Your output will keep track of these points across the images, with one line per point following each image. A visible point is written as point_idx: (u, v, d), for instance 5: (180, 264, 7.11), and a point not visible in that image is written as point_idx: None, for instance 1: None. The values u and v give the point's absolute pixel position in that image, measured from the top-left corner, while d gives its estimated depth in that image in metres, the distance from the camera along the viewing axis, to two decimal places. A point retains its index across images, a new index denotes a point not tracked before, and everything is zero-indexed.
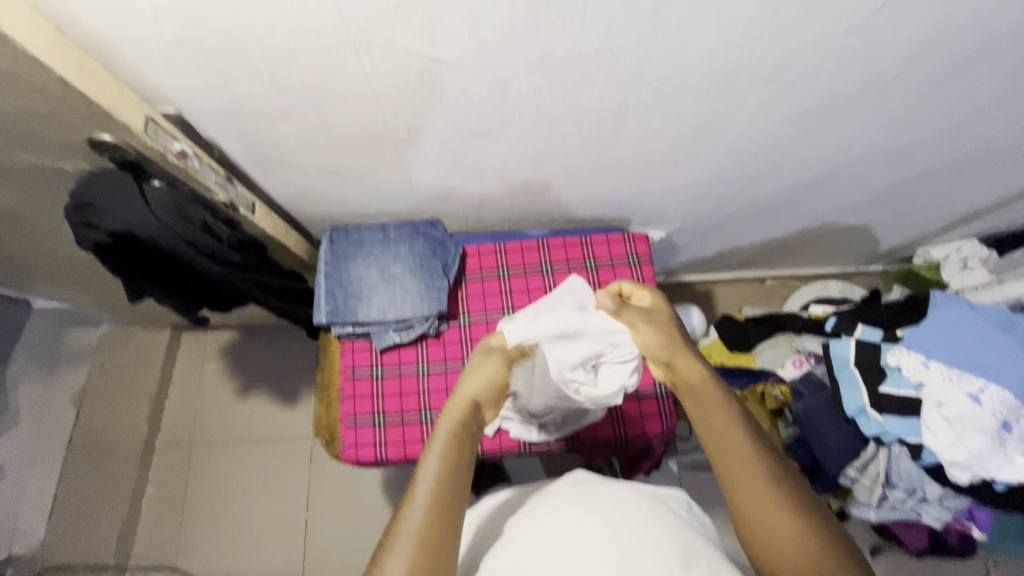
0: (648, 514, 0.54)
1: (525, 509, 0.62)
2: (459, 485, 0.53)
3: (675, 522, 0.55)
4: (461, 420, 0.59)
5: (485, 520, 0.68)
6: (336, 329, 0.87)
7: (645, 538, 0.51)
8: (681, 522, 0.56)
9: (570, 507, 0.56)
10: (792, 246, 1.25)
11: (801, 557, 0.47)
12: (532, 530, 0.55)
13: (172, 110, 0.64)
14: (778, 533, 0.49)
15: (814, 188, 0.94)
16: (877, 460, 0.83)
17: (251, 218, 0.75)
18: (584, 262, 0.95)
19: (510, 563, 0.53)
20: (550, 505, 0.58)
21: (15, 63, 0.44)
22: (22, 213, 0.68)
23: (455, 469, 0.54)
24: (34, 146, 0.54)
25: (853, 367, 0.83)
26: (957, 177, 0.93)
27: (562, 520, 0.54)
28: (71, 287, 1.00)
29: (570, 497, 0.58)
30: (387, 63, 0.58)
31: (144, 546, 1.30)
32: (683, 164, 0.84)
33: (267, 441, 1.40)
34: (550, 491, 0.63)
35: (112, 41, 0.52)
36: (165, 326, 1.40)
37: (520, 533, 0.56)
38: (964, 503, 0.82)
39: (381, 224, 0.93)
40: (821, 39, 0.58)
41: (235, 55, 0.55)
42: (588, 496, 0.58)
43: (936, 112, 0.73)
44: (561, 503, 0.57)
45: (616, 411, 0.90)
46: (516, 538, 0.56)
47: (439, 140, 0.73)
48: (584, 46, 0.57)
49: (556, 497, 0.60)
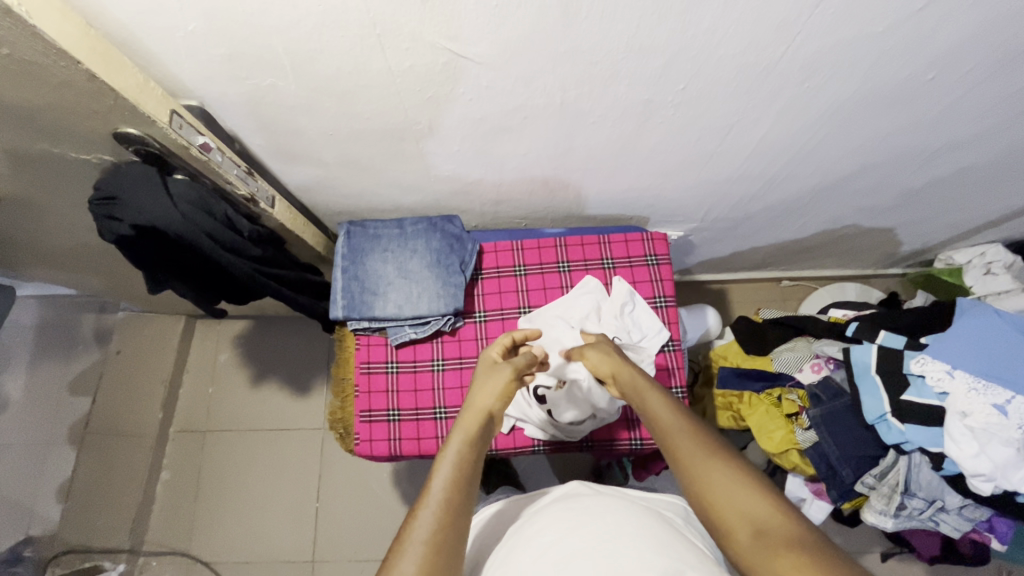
0: (637, 522, 0.54)
1: (517, 525, 0.62)
2: (462, 512, 0.52)
3: (660, 526, 0.55)
4: (472, 434, 0.59)
5: (481, 530, 0.69)
6: (352, 324, 0.87)
7: (631, 542, 0.51)
8: (669, 528, 0.55)
9: (560, 521, 0.56)
10: (810, 248, 1.23)
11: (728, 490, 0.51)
12: (524, 547, 0.55)
13: (195, 103, 0.63)
14: (732, 508, 0.50)
15: (838, 190, 0.92)
16: (897, 469, 0.81)
17: (270, 213, 0.75)
18: (602, 261, 0.94)
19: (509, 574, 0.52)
20: (541, 522, 0.58)
21: (43, 55, 0.44)
22: (43, 204, 0.69)
23: (458, 499, 0.52)
24: (61, 136, 0.55)
25: (875, 374, 0.81)
26: (988, 181, 0.91)
27: (551, 535, 0.54)
28: (89, 273, 1.01)
29: (562, 509, 0.59)
30: (412, 58, 0.57)
31: (158, 531, 1.33)
32: (706, 164, 0.83)
33: (279, 430, 1.41)
34: (541, 507, 0.63)
35: (138, 33, 0.52)
36: (179, 315, 1.41)
37: (516, 548, 0.56)
38: (986, 514, 0.80)
39: (398, 219, 0.93)
40: (856, 39, 0.56)
41: (259, 48, 0.55)
42: (576, 508, 0.58)
43: (971, 114, 0.71)
44: (553, 516, 0.58)
45: (631, 414, 0.89)
46: (514, 552, 0.55)
47: (461, 135, 0.72)
48: (612, 45, 0.56)
49: (546, 512, 0.60)
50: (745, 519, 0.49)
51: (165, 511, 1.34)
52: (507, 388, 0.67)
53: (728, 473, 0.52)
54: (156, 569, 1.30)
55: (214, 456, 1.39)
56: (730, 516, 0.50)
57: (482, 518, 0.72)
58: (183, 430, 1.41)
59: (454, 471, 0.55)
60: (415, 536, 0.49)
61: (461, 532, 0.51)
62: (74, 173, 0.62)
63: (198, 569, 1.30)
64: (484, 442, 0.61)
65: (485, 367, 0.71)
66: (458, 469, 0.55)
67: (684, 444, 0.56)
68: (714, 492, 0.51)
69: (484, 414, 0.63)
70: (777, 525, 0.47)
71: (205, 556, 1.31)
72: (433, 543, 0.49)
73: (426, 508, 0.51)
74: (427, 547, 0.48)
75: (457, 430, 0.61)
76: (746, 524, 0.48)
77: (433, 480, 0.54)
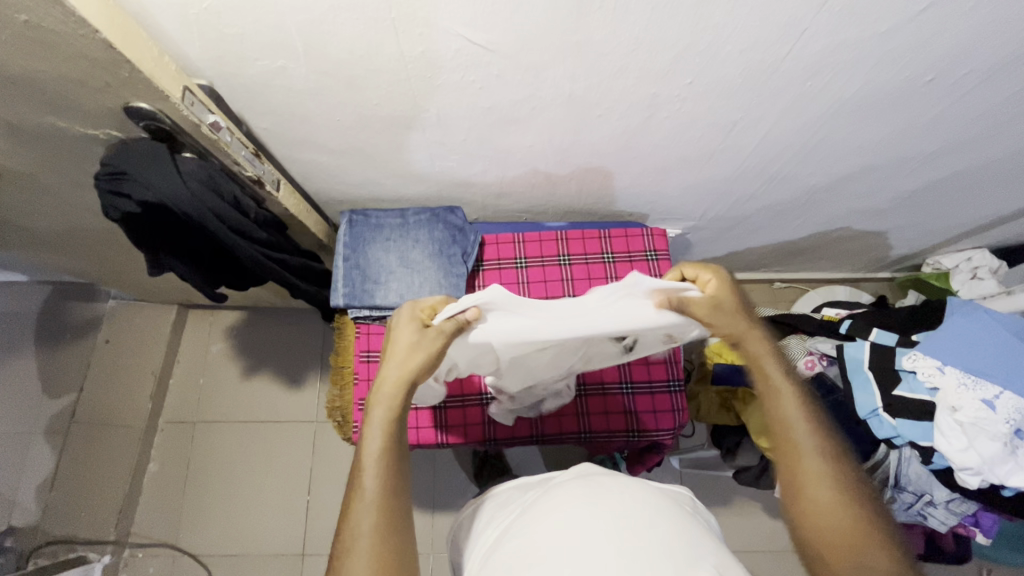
0: (658, 510, 0.54)
1: (529, 497, 0.61)
2: (398, 488, 0.56)
3: (685, 520, 0.55)
4: (393, 412, 0.58)
5: (483, 501, 0.69)
6: (352, 312, 0.88)
7: (652, 534, 0.51)
8: (692, 519, 0.56)
9: (576, 502, 0.55)
10: (803, 250, 1.25)
11: (840, 517, 0.53)
12: (535, 523, 0.54)
13: (204, 83, 0.63)
14: (832, 529, 0.53)
15: (833, 191, 0.94)
16: (887, 463, 0.84)
17: (276, 196, 0.75)
18: (602, 255, 0.95)
19: (516, 552, 0.52)
20: (554, 499, 0.57)
21: (60, 23, 0.44)
22: (43, 181, 0.68)
23: (393, 477, 0.56)
24: (70, 109, 0.54)
25: (868, 370, 0.84)
26: (978, 186, 0.93)
27: (569, 515, 0.53)
28: (83, 257, 0.99)
29: (578, 487, 0.58)
30: (426, 44, 0.58)
31: (146, 523, 1.31)
32: (707, 161, 0.84)
33: (271, 422, 1.39)
34: (556, 482, 0.61)
35: (151, 7, 0.51)
36: (171, 304, 1.40)
37: (527, 520, 0.56)
38: (973, 508, 0.83)
39: (401, 210, 0.93)
40: (862, 38, 0.58)
41: (274, 29, 0.55)
42: (597, 490, 0.56)
43: (967, 117, 0.73)
44: (569, 494, 0.57)
45: (629, 407, 0.90)
46: (523, 527, 0.55)
47: (468, 125, 0.73)
48: (624, 37, 0.57)
49: (562, 490, 0.58)
50: (843, 541, 0.52)
51: (153, 503, 1.32)
52: (431, 361, 0.60)
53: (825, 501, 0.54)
54: (142, 561, 1.28)
55: (203, 447, 1.37)
56: (834, 539, 0.53)
57: (486, 492, 0.71)
58: (173, 421, 1.39)
59: (380, 456, 0.56)
60: (359, 532, 0.53)
61: (402, 502, 0.56)
62: (81, 147, 0.61)
63: (185, 562, 1.28)
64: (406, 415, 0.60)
65: (410, 326, 0.62)
66: (385, 456, 0.56)
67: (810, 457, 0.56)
68: (807, 504, 0.55)
69: (403, 387, 0.59)
70: (869, 558, 0.51)
71: (191, 549, 1.29)
72: (381, 539, 0.52)
73: (364, 504, 0.54)
74: (375, 534, 0.53)
75: (376, 402, 0.59)
76: (837, 545, 0.52)
77: (367, 466, 0.56)
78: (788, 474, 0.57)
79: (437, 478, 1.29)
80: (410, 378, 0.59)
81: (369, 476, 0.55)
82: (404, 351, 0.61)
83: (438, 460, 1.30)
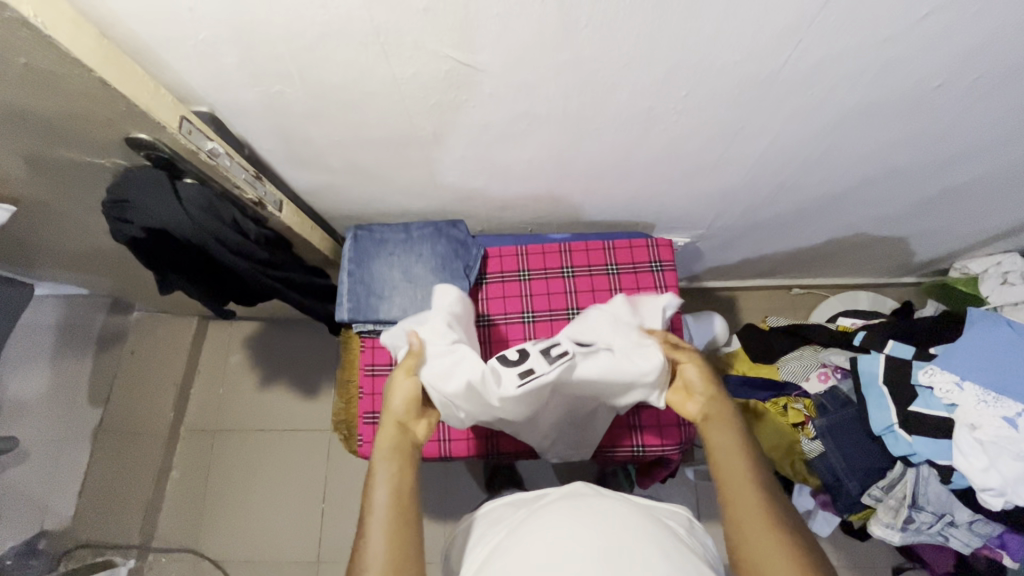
0: (642, 526, 0.54)
1: (519, 517, 0.61)
2: (408, 497, 0.61)
3: (670, 538, 0.54)
4: (398, 442, 0.65)
5: (475, 517, 0.69)
6: (357, 326, 0.89)
7: (633, 552, 0.51)
8: (675, 536, 0.55)
9: (561, 521, 0.54)
10: (821, 256, 1.21)
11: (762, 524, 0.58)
12: (518, 545, 0.54)
13: (205, 109, 0.65)
14: (752, 534, 0.58)
15: (848, 197, 0.91)
16: (905, 482, 0.82)
17: (279, 216, 0.76)
18: (606, 268, 0.94)
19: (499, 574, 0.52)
20: (540, 517, 0.56)
21: (59, 64, 0.46)
22: (58, 206, 0.71)
23: (402, 495, 0.61)
24: (77, 141, 0.57)
25: (881, 384, 0.82)
26: (1002, 190, 0.89)
27: (552, 536, 0.53)
28: (100, 272, 1.03)
29: (564, 507, 0.57)
30: (416, 66, 0.58)
31: (167, 528, 1.34)
32: (712, 171, 0.82)
33: (287, 430, 1.42)
34: (545, 502, 0.60)
35: (149, 41, 0.53)
36: (192, 316, 1.44)
37: (512, 539, 0.56)
38: (995, 529, 0.81)
39: (405, 223, 0.94)
40: (860, 47, 0.56)
41: (268, 56, 0.56)
42: (582, 509, 0.56)
43: (984, 120, 0.69)
44: (555, 513, 0.56)
45: (635, 421, 0.88)
46: (507, 548, 0.55)
47: (466, 142, 0.73)
48: (614, 52, 0.57)
49: (548, 509, 0.58)
50: (754, 545, 0.57)
51: (175, 509, 1.36)
52: (412, 397, 0.68)
53: (781, 552, 0.56)
54: (164, 565, 1.32)
55: (221, 454, 1.41)
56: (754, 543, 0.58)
57: (477, 511, 0.70)
58: (194, 429, 1.43)
59: (390, 484, 0.61)
60: (370, 549, 0.57)
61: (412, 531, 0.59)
62: (90, 174, 0.65)
63: (204, 566, 1.32)
64: (409, 442, 0.66)
65: (402, 383, 0.68)
66: (394, 481, 0.61)
67: (737, 470, 0.63)
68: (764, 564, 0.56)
69: (394, 424, 0.66)
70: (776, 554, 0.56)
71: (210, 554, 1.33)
72: (392, 557, 0.56)
73: (374, 521, 0.58)
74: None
75: (380, 452, 0.64)
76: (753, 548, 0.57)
77: (377, 494, 0.60)
78: (727, 490, 0.62)
79: (448, 487, 1.29)
80: (398, 414, 0.67)
81: (380, 490, 0.61)
82: (401, 406, 0.67)
83: (451, 470, 1.30)
